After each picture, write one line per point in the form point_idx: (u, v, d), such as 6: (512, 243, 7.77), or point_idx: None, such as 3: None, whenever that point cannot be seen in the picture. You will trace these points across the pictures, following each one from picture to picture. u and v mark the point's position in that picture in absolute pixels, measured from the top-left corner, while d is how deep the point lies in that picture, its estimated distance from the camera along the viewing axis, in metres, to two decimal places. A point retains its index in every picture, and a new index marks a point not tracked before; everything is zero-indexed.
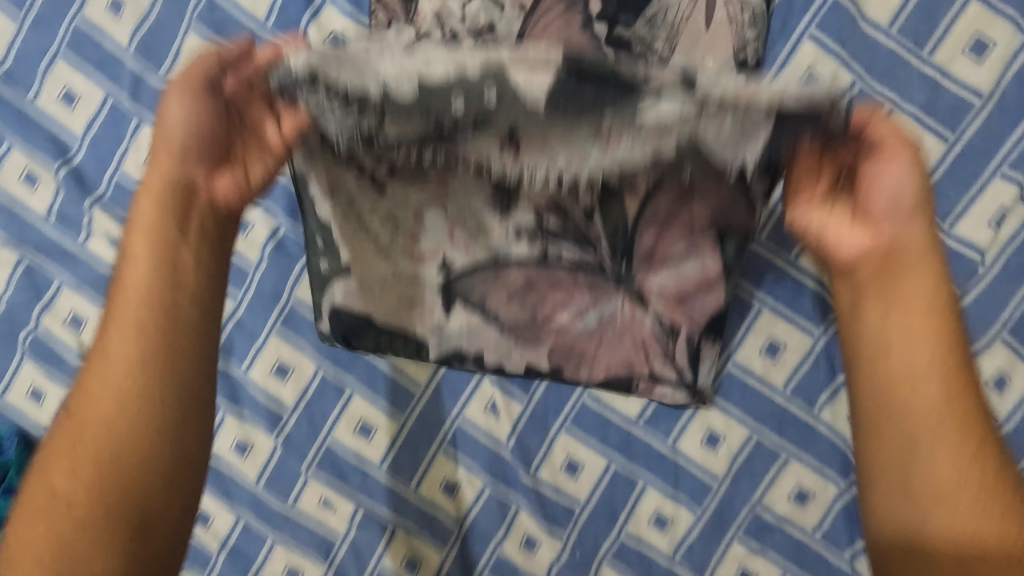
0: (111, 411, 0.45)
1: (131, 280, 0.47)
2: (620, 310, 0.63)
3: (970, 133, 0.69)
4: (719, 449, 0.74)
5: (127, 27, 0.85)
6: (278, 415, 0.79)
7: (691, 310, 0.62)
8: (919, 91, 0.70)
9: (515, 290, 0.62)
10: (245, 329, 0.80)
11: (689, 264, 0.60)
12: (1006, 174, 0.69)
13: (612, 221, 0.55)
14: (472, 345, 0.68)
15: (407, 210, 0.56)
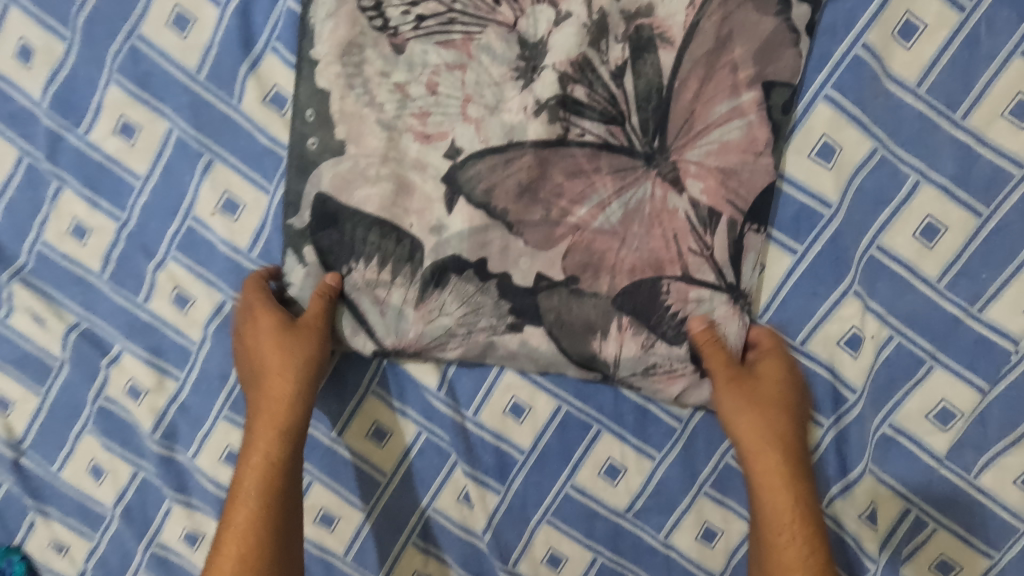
0: (276, 479, 0.50)
1: (263, 432, 0.50)
2: (641, 187, 0.49)
3: (1009, 206, 0.47)
4: (618, 482, 0.56)
5: (39, 78, 0.53)
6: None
7: (738, 182, 0.48)
8: (949, 159, 0.47)
9: (527, 183, 0.49)
10: (191, 414, 0.58)
11: (733, 125, 0.47)
12: None
13: (644, 82, 0.48)
14: (475, 251, 0.50)
15: (420, 80, 0.49)
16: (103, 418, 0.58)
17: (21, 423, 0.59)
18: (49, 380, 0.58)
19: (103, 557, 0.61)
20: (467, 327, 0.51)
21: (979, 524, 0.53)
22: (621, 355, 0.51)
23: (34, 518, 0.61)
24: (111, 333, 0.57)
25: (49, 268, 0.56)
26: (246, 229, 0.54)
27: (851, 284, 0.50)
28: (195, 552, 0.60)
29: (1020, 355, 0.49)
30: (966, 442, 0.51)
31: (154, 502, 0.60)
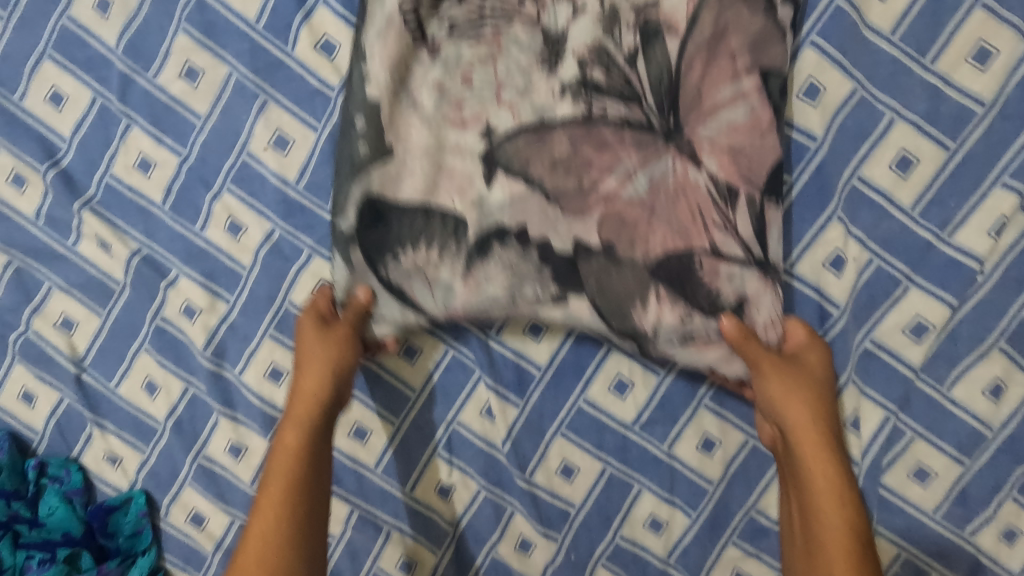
0: (300, 480, 0.51)
1: (290, 428, 0.53)
2: (663, 165, 0.53)
3: (972, 141, 0.54)
4: (626, 396, 0.62)
5: (115, 27, 0.60)
6: (273, 420, 0.65)
7: (750, 162, 0.53)
8: (919, 99, 0.54)
9: (559, 158, 0.54)
10: (238, 333, 0.64)
11: (739, 108, 0.53)
12: (1006, 184, 0.54)
13: (656, 67, 0.53)
14: (514, 218, 0.54)
15: (454, 75, 0.54)
16: (159, 336, 0.64)
17: (83, 342, 0.65)
18: (112, 302, 0.64)
19: (153, 468, 0.67)
20: (513, 293, 0.54)
21: (951, 431, 0.59)
22: (662, 322, 0.54)
23: (91, 431, 0.67)
24: (170, 259, 0.63)
25: (116, 199, 0.63)
26: (296, 162, 0.61)
27: (836, 210, 0.56)
28: (239, 463, 0.66)
29: (985, 275, 0.56)
30: (938, 356, 0.58)
31: (202, 416, 0.66)
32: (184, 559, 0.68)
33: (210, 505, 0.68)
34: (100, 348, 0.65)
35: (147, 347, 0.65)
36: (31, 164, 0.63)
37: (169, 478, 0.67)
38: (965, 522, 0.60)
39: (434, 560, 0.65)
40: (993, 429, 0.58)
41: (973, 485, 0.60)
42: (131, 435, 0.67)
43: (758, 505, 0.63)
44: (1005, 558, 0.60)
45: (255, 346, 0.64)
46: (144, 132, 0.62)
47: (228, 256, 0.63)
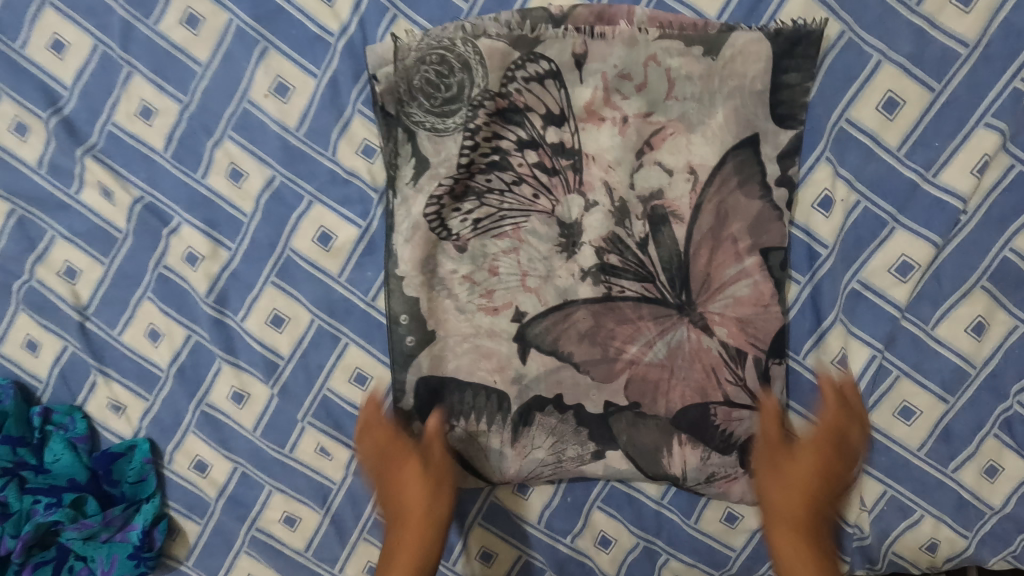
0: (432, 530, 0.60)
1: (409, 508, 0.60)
2: (678, 339, 0.61)
3: (956, 82, 0.56)
4: None
5: None
6: (275, 366, 0.66)
7: (755, 332, 0.60)
8: (905, 41, 0.56)
9: (585, 330, 0.62)
10: (241, 281, 0.65)
11: (743, 284, 0.60)
12: (989, 124, 0.56)
13: (666, 249, 0.60)
14: (550, 390, 0.63)
15: (482, 267, 0.61)
16: (161, 283, 0.65)
17: (86, 290, 0.66)
18: (115, 250, 0.65)
19: (157, 416, 0.68)
20: (557, 456, 0.64)
21: (935, 369, 0.61)
22: (664, 470, 0.63)
23: (96, 378, 0.68)
24: (172, 207, 0.64)
25: (118, 147, 0.64)
26: (296, 109, 0.62)
27: (823, 151, 0.58)
28: (241, 410, 0.67)
29: (968, 215, 0.58)
30: (923, 296, 0.59)
31: (206, 363, 0.67)
32: (190, 502, 0.70)
33: (213, 453, 0.69)
34: (102, 296, 0.66)
35: (148, 294, 0.66)
36: (30, 113, 0.63)
37: (172, 425, 0.68)
38: (948, 459, 0.62)
39: None
40: (975, 367, 0.60)
41: (957, 423, 0.62)
42: (134, 383, 0.68)
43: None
44: (985, 493, 0.62)
45: (256, 292, 0.65)
46: (145, 80, 0.62)
47: (228, 202, 0.64)
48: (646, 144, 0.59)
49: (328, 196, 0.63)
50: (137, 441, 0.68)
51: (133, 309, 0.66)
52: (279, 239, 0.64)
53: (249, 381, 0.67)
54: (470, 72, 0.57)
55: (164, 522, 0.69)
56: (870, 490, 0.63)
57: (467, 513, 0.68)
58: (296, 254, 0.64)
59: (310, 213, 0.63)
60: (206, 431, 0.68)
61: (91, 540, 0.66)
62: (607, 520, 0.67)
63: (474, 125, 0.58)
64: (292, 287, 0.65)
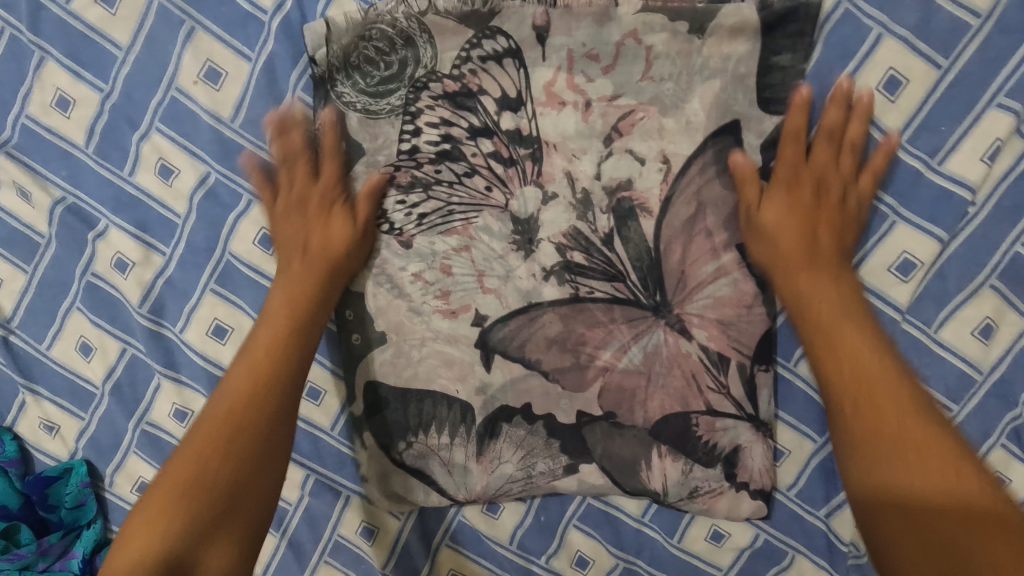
0: (265, 395, 0.49)
1: (222, 396, 0.49)
2: (656, 347, 0.56)
3: (965, 58, 0.50)
4: None
5: None
6: (219, 381, 0.61)
7: (736, 333, 0.55)
8: (908, 13, 0.50)
9: (554, 336, 0.56)
10: (177, 288, 0.59)
11: (721, 283, 0.54)
12: (1001, 104, 0.50)
13: (634, 246, 0.54)
14: (517, 399, 0.58)
15: (434, 266, 0.56)
16: (90, 292, 0.59)
17: (9, 301, 0.60)
18: (37, 257, 0.59)
19: (94, 436, 0.63)
20: (525, 471, 0.59)
21: (939, 376, 0.55)
22: (640, 481, 0.58)
23: (25, 397, 0.62)
24: (97, 209, 0.58)
25: (34, 142, 0.57)
26: (231, 96, 0.56)
27: (819, 136, 0.52)
28: (185, 428, 0.62)
29: (977, 207, 0.52)
30: (926, 296, 0.54)
31: (144, 378, 0.61)
32: None
33: (157, 474, 0.63)
34: (27, 307, 0.60)
35: (75, 304, 0.60)
36: None
37: (110, 445, 0.63)
38: None
39: (399, 522, 0.63)
40: (982, 372, 0.55)
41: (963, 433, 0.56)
42: (67, 400, 0.62)
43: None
44: None
45: (194, 299, 0.59)
46: (60, 66, 0.56)
47: (158, 201, 0.58)
48: (614, 130, 0.53)
49: (270, 193, 0.57)
50: (72, 464, 0.63)
51: (61, 321, 0.60)
52: (217, 242, 0.58)
53: (191, 396, 0.61)
54: (413, 49, 0.53)
55: (107, 548, 0.64)
56: None
57: (433, 534, 0.63)
58: (237, 257, 0.58)
59: (249, 212, 0.57)
60: (148, 450, 0.62)
61: (26, 572, 0.61)
62: (584, 539, 0.63)
63: (414, 108, 0.54)
64: (232, 294, 0.59)
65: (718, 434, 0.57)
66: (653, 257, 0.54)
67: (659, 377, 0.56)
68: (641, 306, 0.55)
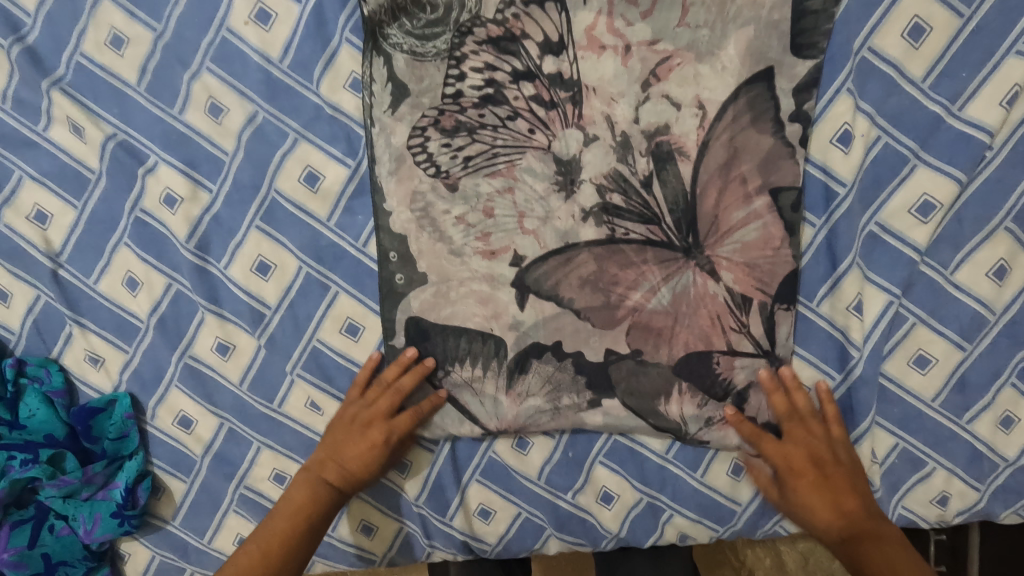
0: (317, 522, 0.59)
1: (281, 522, 0.59)
2: (684, 287, 0.58)
3: (987, 7, 0.52)
4: None
5: None
6: (262, 316, 0.63)
7: (761, 273, 0.57)
8: None
9: (587, 276, 0.59)
10: (223, 225, 0.61)
11: (751, 228, 0.56)
12: (1020, 52, 0.52)
13: (671, 189, 0.56)
14: (549, 336, 0.60)
15: (476, 208, 0.58)
16: (138, 227, 0.62)
17: (59, 236, 0.62)
18: (87, 192, 0.61)
19: (138, 369, 0.65)
20: (553, 405, 0.61)
21: (954, 316, 0.58)
22: (661, 415, 0.61)
23: (71, 329, 0.64)
24: (147, 145, 0.60)
25: (87, 80, 0.59)
26: (280, 38, 0.58)
27: (846, 81, 0.55)
28: (227, 362, 0.64)
29: (994, 151, 0.54)
30: (943, 238, 0.57)
31: (188, 313, 0.63)
32: (174, 461, 0.67)
33: (199, 408, 0.65)
34: (75, 242, 0.62)
35: (123, 240, 0.62)
36: None
37: (154, 379, 0.65)
38: (962, 410, 0.60)
39: (433, 455, 0.65)
40: (995, 313, 0.58)
41: (976, 372, 0.59)
42: (112, 334, 0.64)
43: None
44: (1001, 445, 0.61)
45: (240, 236, 0.61)
46: (114, 5, 0.58)
47: (207, 139, 0.60)
48: (652, 76, 0.55)
49: (317, 134, 0.59)
50: (116, 398, 0.65)
51: (109, 256, 0.63)
52: (264, 180, 0.60)
53: (233, 332, 0.64)
54: None
55: (148, 479, 0.66)
56: (880, 441, 0.61)
57: (464, 470, 0.66)
58: (283, 196, 0.60)
59: (296, 152, 0.59)
60: (191, 384, 0.65)
61: (71, 499, 0.64)
62: (609, 476, 0.65)
63: (459, 52, 0.56)
64: (277, 233, 0.61)
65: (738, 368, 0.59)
66: (686, 198, 0.56)
67: (686, 315, 0.58)
68: (674, 249, 0.57)
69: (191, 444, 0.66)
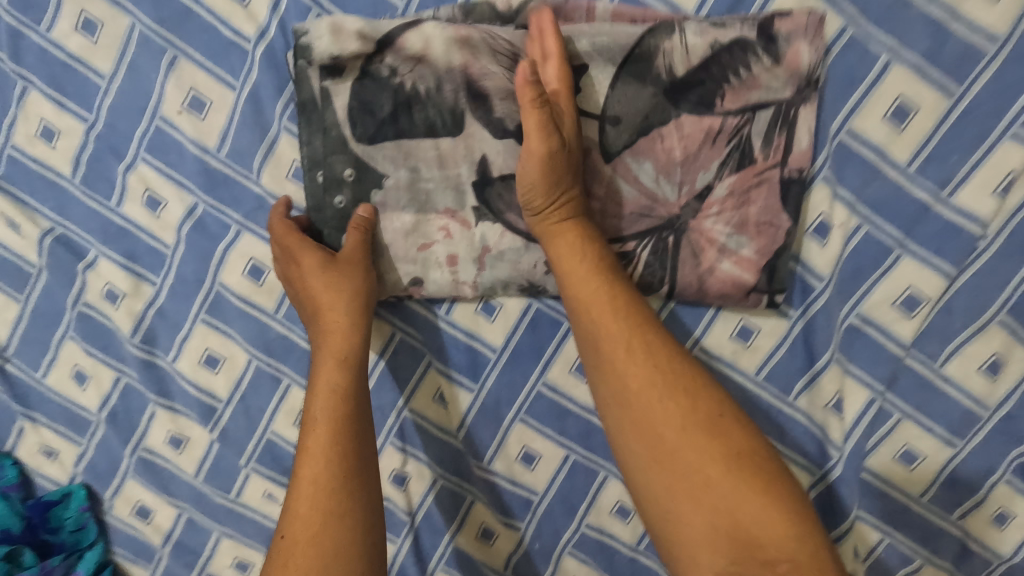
0: (349, 445, 0.48)
1: (308, 512, 0.45)
2: (657, 230, 0.51)
3: (981, 85, 0.47)
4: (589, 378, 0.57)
5: None
6: (213, 410, 0.60)
7: (747, 248, 0.51)
8: (920, 37, 0.47)
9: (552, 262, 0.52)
10: (168, 319, 0.59)
11: (729, 295, 0.52)
12: (1017, 135, 0.47)
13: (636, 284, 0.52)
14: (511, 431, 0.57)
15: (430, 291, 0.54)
16: (81, 320, 0.59)
17: (3, 330, 0.61)
18: (29, 287, 0.59)
19: (92, 461, 0.63)
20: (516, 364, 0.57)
21: (943, 411, 0.54)
22: (598, 42, 0.48)
23: (23, 423, 0.63)
24: (86, 239, 0.58)
25: (21, 172, 0.57)
26: (216, 123, 0.54)
27: (823, 165, 0.50)
28: (181, 455, 0.62)
29: (987, 240, 0.50)
30: (931, 332, 0.52)
31: (138, 406, 0.61)
32: (134, 549, 0.65)
33: (155, 497, 0.64)
34: (19, 335, 0.60)
35: (67, 333, 0.60)
36: None
37: (107, 469, 0.63)
38: (954, 507, 0.56)
39: (395, 546, 0.63)
40: (987, 409, 0.53)
41: (969, 467, 0.55)
42: (62, 427, 0.63)
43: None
44: (998, 543, 0.56)
45: (186, 328, 0.59)
46: (42, 95, 0.55)
47: (144, 231, 0.57)
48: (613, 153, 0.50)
49: (259, 224, 0.56)
50: (72, 490, 0.63)
51: (55, 350, 0.61)
52: (207, 272, 0.57)
53: (186, 424, 0.61)
54: (400, 71, 0.49)
55: (110, 569, 0.65)
56: (865, 536, 0.57)
57: (429, 559, 0.63)
58: (229, 287, 0.57)
59: (239, 242, 0.56)
60: (144, 476, 0.63)
61: None
62: (579, 567, 0.62)
63: (412, 133, 0.50)
64: (223, 325, 0.58)
65: (723, 271, 0.51)
66: (651, 292, 0.52)
67: (661, 265, 0.51)
68: (645, 250, 0.51)
69: (150, 534, 0.65)
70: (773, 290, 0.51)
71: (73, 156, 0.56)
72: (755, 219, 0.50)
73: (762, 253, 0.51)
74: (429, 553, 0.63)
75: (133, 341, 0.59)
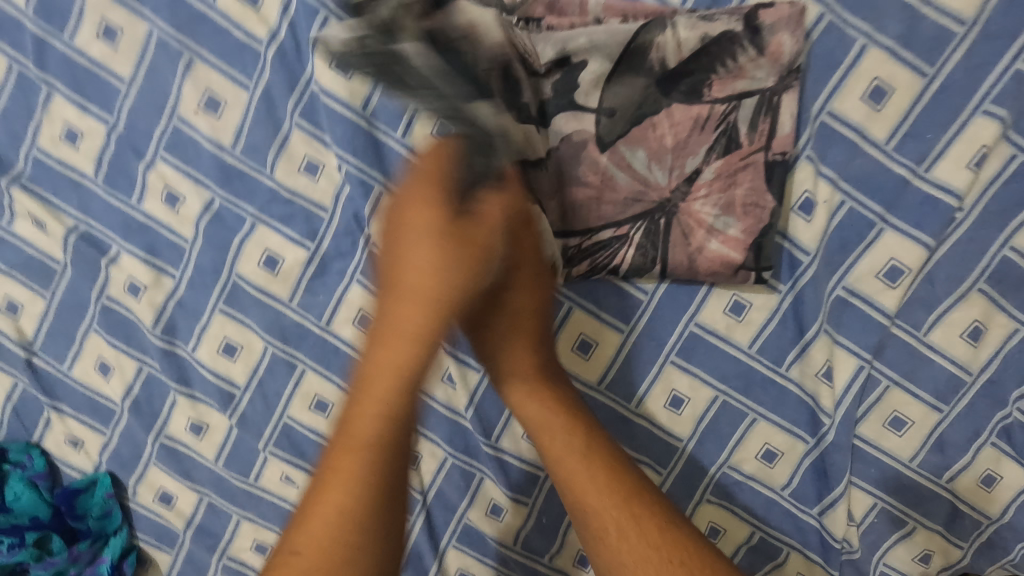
0: (386, 476, 0.37)
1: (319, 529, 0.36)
2: (650, 213, 0.54)
3: (952, 65, 0.50)
4: (591, 355, 0.59)
5: None
6: (232, 396, 0.63)
7: (735, 227, 0.53)
8: (893, 22, 0.50)
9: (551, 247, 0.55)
10: (188, 309, 0.61)
11: (719, 273, 0.54)
12: (988, 111, 0.50)
13: (631, 264, 0.55)
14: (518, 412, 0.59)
15: None
16: (105, 312, 0.62)
17: (30, 325, 0.64)
18: (54, 282, 0.62)
19: (115, 449, 0.66)
20: None
21: (929, 377, 0.56)
22: (595, 41, 0.51)
23: (50, 414, 0.66)
24: (109, 235, 0.61)
25: (46, 173, 0.60)
26: (230, 121, 0.57)
27: (806, 145, 0.53)
28: (201, 440, 0.65)
29: (964, 212, 0.52)
30: (914, 301, 0.55)
31: (160, 395, 0.64)
32: (156, 534, 0.68)
33: (176, 482, 0.66)
34: (46, 329, 0.63)
35: (90, 325, 0.63)
36: None
37: (131, 457, 0.66)
38: (943, 470, 0.58)
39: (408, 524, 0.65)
40: (971, 374, 0.56)
41: (955, 431, 0.57)
42: (87, 417, 0.66)
43: (731, 462, 0.60)
44: (986, 504, 0.58)
45: (205, 318, 0.61)
46: (65, 99, 0.58)
47: (162, 225, 0.60)
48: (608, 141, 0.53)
49: (273, 216, 0.59)
50: (97, 477, 0.66)
51: (79, 343, 0.63)
52: (225, 264, 0.60)
53: (205, 411, 0.64)
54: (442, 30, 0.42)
55: (134, 554, 0.67)
56: (858, 499, 0.59)
57: (441, 536, 0.65)
58: (245, 277, 0.60)
59: (254, 233, 0.59)
60: (166, 462, 0.66)
61: None
62: None
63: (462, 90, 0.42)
64: (239, 313, 0.61)
65: (713, 250, 0.54)
66: (646, 272, 0.55)
67: (655, 245, 0.54)
68: (639, 231, 0.54)
69: (173, 518, 0.67)
70: (762, 265, 0.54)
71: (95, 156, 0.59)
72: (741, 199, 0.53)
73: (751, 232, 0.53)
74: (440, 529, 0.65)
75: (154, 331, 0.62)
